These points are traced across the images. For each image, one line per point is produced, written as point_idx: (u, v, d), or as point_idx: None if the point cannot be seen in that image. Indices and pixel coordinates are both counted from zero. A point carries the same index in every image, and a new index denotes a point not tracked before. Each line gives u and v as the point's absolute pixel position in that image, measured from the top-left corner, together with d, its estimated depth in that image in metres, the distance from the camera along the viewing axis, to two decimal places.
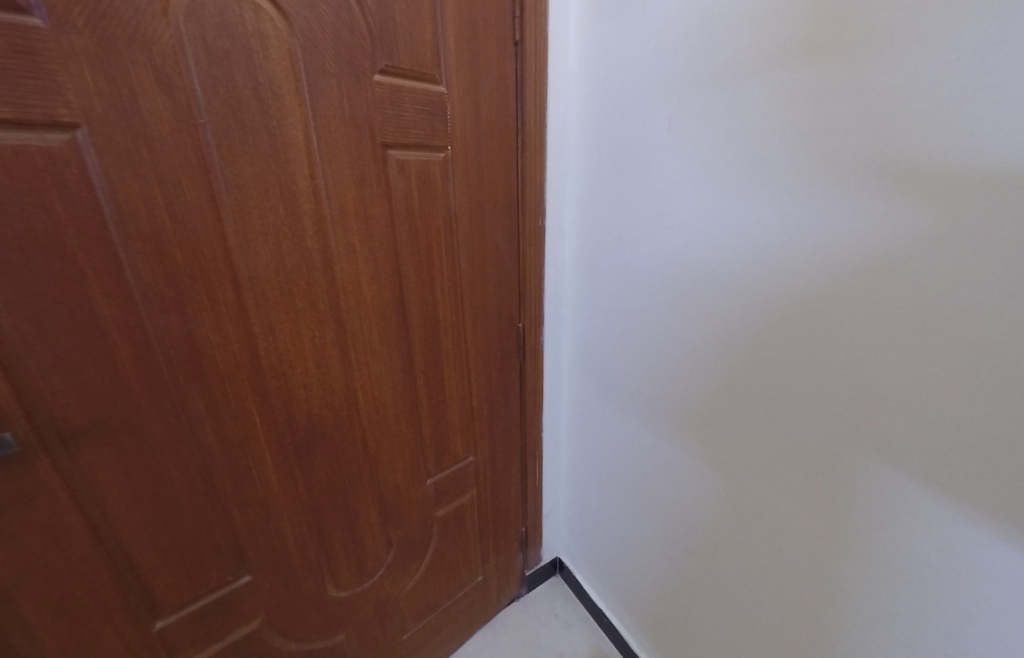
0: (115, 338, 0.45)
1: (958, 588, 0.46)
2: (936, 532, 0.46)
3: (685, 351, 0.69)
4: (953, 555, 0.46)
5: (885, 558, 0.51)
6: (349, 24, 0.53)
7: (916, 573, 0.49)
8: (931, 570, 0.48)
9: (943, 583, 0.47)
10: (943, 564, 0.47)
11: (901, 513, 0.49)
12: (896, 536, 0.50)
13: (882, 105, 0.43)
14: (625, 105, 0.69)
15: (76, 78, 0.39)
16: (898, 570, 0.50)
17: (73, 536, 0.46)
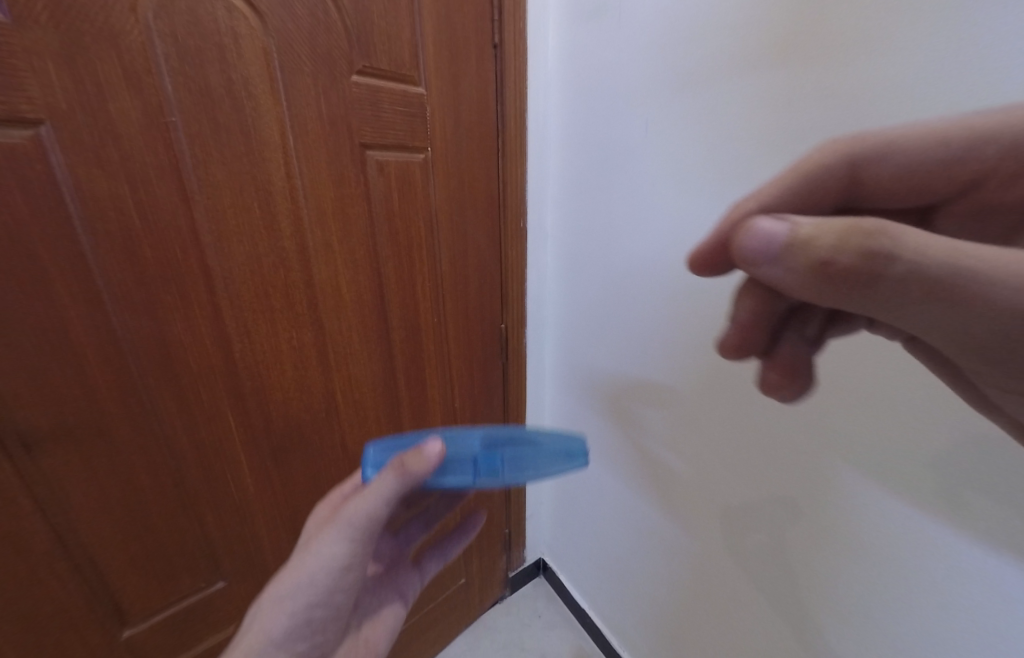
0: (82, 340, 0.44)
1: (925, 584, 0.47)
2: (901, 527, 0.48)
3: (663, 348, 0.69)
4: (917, 550, 0.47)
5: (856, 555, 0.52)
6: (326, 24, 0.52)
7: (883, 567, 0.50)
8: (897, 565, 0.49)
9: (912, 579, 0.48)
10: (910, 560, 0.48)
11: (867, 509, 0.50)
12: (863, 531, 0.51)
13: (851, 110, 0.44)
14: (604, 108, 0.70)
15: (39, 73, 0.38)
16: (867, 566, 0.51)
17: (37, 542, 0.45)
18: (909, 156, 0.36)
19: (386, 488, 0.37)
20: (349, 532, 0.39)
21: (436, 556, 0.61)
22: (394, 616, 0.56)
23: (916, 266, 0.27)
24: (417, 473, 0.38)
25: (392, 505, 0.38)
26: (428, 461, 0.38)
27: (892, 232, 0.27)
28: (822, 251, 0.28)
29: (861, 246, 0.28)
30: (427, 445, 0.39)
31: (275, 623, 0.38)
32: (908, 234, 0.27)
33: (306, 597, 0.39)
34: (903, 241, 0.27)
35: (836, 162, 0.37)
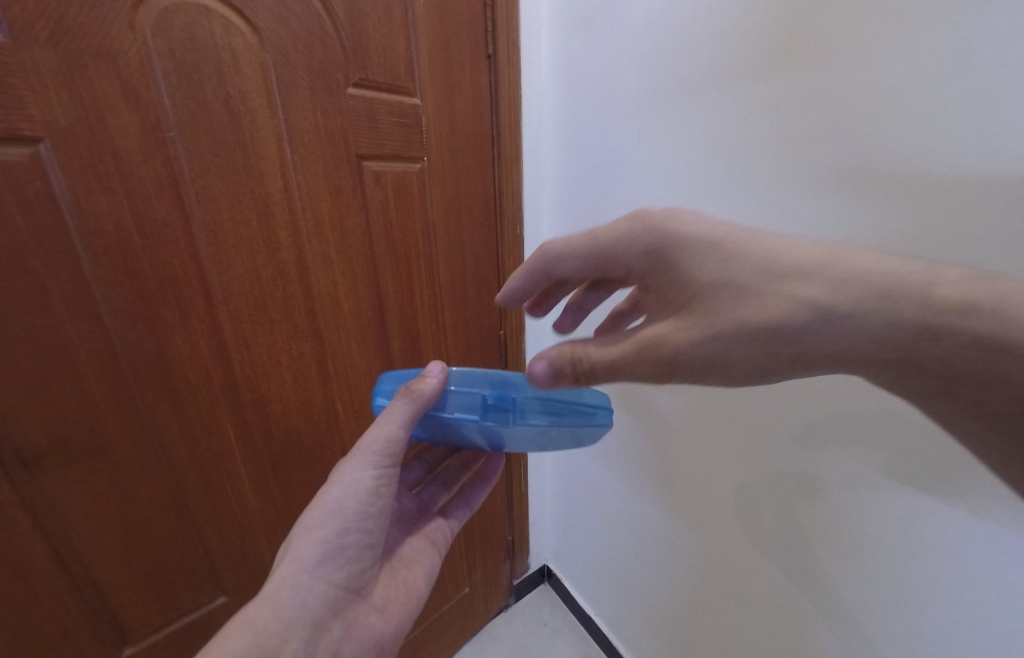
0: (81, 356, 0.44)
1: (929, 578, 0.48)
2: (900, 523, 0.48)
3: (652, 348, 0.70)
4: (918, 544, 0.47)
5: (858, 551, 0.53)
6: (321, 38, 0.53)
7: (886, 563, 0.50)
8: (900, 560, 0.49)
9: (915, 573, 0.49)
10: (911, 554, 0.48)
11: (867, 506, 0.50)
12: (864, 528, 0.51)
13: (841, 114, 0.45)
14: (597, 115, 0.71)
15: (38, 92, 0.38)
16: (870, 562, 0.52)
17: (35, 561, 0.44)
18: (583, 258, 0.42)
19: (398, 406, 0.39)
20: (370, 459, 0.41)
21: (463, 505, 0.63)
22: (428, 560, 0.55)
23: (600, 369, 0.37)
24: (425, 394, 0.39)
25: (406, 424, 0.40)
26: (433, 381, 0.40)
27: (582, 353, 0.38)
28: (568, 378, 0.38)
29: (570, 362, 0.38)
30: (428, 368, 0.41)
31: (307, 550, 0.41)
32: (592, 345, 0.38)
33: (337, 524, 0.42)
34: (588, 351, 0.38)
35: (535, 266, 0.46)
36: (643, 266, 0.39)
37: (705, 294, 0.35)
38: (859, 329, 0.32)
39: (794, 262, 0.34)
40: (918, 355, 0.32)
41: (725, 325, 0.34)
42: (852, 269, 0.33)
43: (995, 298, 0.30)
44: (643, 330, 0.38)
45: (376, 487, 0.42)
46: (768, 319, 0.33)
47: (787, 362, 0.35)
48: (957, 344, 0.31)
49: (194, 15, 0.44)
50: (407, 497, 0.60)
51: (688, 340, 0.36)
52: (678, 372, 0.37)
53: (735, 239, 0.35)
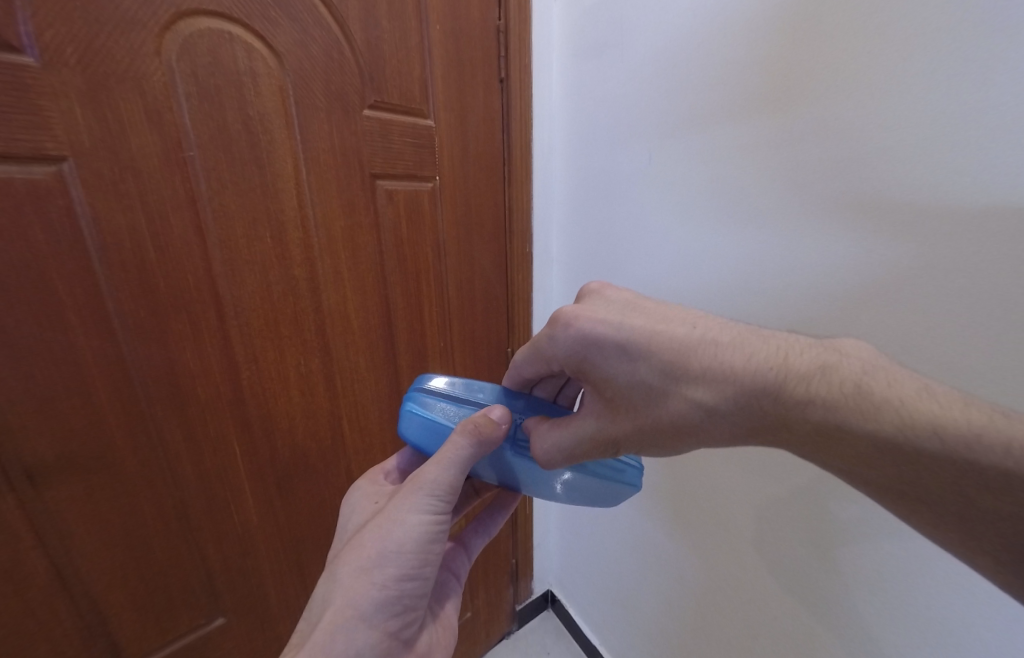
0: (93, 370, 0.44)
1: (948, 611, 0.46)
2: (917, 552, 0.47)
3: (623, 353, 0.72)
4: (937, 576, 0.46)
5: (872, 582, 0.51)
6: (339, 61, 0.54)
7: (905, 595, 0.49)
8: (918, 592, 0.48)
9: (932, 605, 0.47)
10: (931, 587, 0.47)
11: (884, 537, 0.49)
12: (881, 558, 0.50)
13: (853, 143, 0.45)
14: (606, 138, 0.71)
15: (66, 113, 0.40)
16: (886, 594, 0.50)
17: (35, 578, 0.44)
18: (539, 365, 0.46)
19: (462, 441, 0.42)
20: (431, 498, 0.42)
21: (480, 529, 0.63)
22: (453, 592, 0.56)
23: (557, 459, 0.43)
24: (491, 433, 0.43)
25: (468, 462, 0.42)
26: (498, 425, 0.43)
27: (541, 444, 0.44)
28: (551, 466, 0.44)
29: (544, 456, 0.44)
30: (489, 412, 0.45)
31: (367, 594, 0.39)
32: (548, 434, 0.44)
33: (396, 568, 0.41)
34: (546, 441, 0.43)
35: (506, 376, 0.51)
36: (575, 371, 0.43)
37: (626, 395, 0.41)
38: (739, 418, 0.38)
39: (689, 364, 0.39)
40: (777, 430, 0.38)
41: (645, 419, 0.41)
42: (735, 362, 0.38)
43: (824, 396, 0.36)
44: (587, 423, 0.43)
45: (435, 527, 0.42)
46: (670, 413, 0.39)
47: (692, 440, 0.41)
48: (803, 429, 0.37)
49: (218, 41, 0.46)
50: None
51: (624, 429, 0.42)
52: (616, 451, 0.43)
53: (639, 346, 0.40)
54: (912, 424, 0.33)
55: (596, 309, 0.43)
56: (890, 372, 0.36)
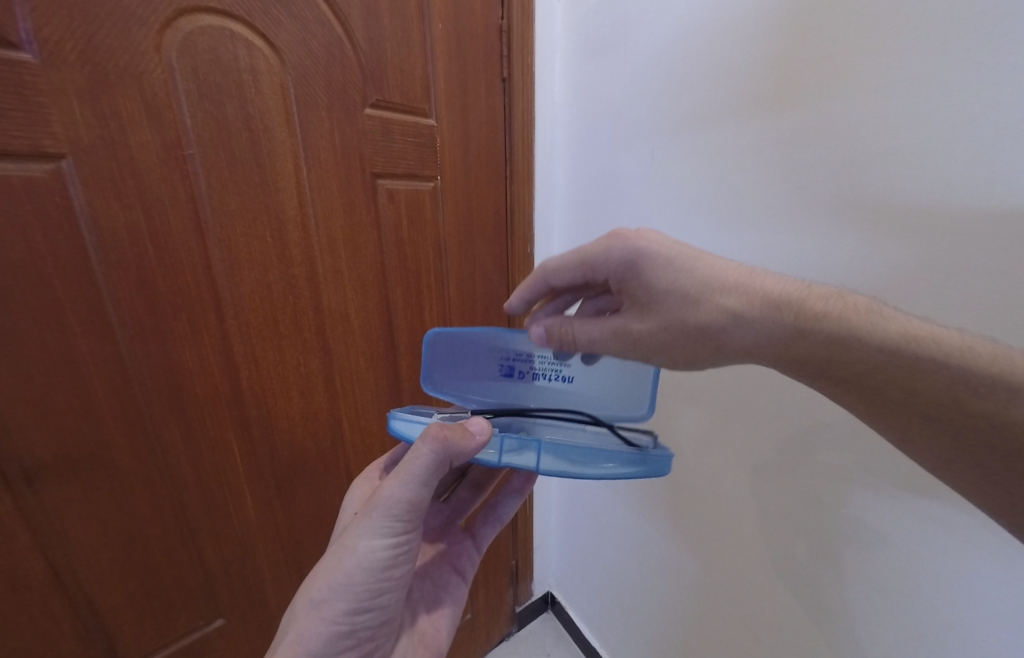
0: (91, 369, 0.44)
1: (949, 613, 0.46)
2: (918, 554, 0.47)
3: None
4: (937, 577, 0.46)
5: (872, 583, 0.52)
6: (341, 60, 0.54)
7: (906, 597, 0.49)
8: (919, 594, 0.48)
9: (932, 606, 0.47)
10: (931, 588, 0.47)
11: (883, 539, 0.49)
12: (881, 560, 0.50)
13: (857, 144, 0.45)
14: (608, 138, 0.71)
15: (64, 111, 0.39)
16: (885, 594, 0.51)
17: (33, 579, 0.43)
18: (571, 271, 0.47)
19: (425, 458, 0.39)
20: (386, 522, 0.40)
21: (490, 521, 0.63)
22: (455, 587, 0.56)
23: (577, 341, 0.45)
24: (457, 445, 0.40)
25: (427, 480, 0.40)
26: (472, 436, 0.40)
27: (564, 327, 0.44)
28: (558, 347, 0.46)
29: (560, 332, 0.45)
30: (469, 425, 0.42)
31: (317, 630, 0.38)
32: (574, 321, 0.45)
33: (347, 601, 0.39)
34: (570, 327, 0.44)
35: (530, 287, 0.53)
36: (617, 279, 0.45)
37: (660, 301, 0.42)
38: (761, 329, 0.39)
39: (727, 277, 0.40)
40: (792, 341, 0.39)
41: (674, 326, 0.42)
42: (765, 282, 0.40)
43: (839, 310, 0.38)
44: (616, 319, 0.44)
45: (391, 554, 0.41)
46: (698, 320, 0.40)
47: (709, 353, 0.42)
48: (815, 340, 0.38)
49: (219, 38, 0.45)
50: (434, 515, 0.62)
51: (649, 333, 0.43)
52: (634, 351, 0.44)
53: (686, 259, 0.42)
54: (914, 334, 0.35)
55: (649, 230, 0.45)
56: (874, 309, 0.37)
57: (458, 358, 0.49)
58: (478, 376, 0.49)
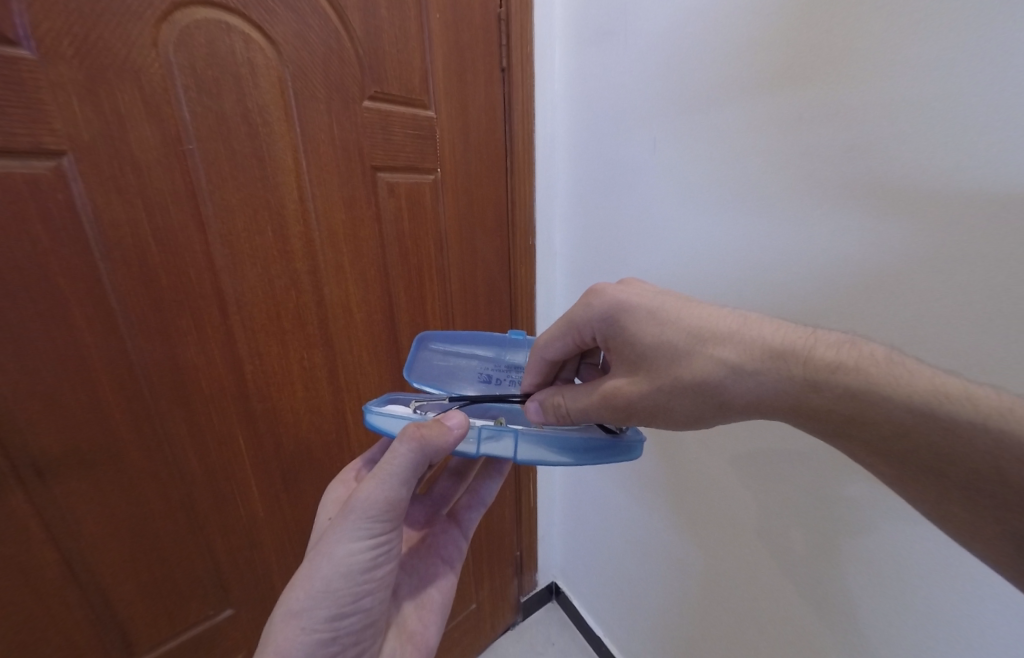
0: (97, 364, 0.44)
1: (951, 601, 0.47)
2: (919, 543, 0.47)
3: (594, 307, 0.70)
4: (938, 566, 0.47)
5: (873, 572, 0.51)
6: (339, 52, 0.54)
7: (907, 585, 0.49)
8: (919, 582, 0.48)
9: (933, 595, 0.48)
10: (932, 577, 0.47)
11: (884, 529, 0.49)
12: (883, 549, 0.50)
13: (863, 129, 0.44)
14: (609, 128, 0.70)
15: (64, 107, 0.39)
16: (887, 584, 0.51)
17: (46, 571, 0.44)
18: (561, 341, 0.47)
19: (402, 458, 0.40)
20: (364, 525, 0.41)
21: (473, 505, 0.64)
22: (443, 576, 0.57)
23: (572, 410, 0.45)
24: (433, 442, 0.41)
25: (403, 480, 0.41)
26: (450, 431, 0.42)
27: (556, 401, 0.46)
28: (548, 416, 0.46)
29: (552, 404, 0.46)
30: (447, 420, 0.43)
31: (297, 640, 0.38)
32: (565, 395, 0.45)
33: (328, 607, 0.40)
34: (563, 401, 0.45)
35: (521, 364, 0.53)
36: (602, 338, 0.45)
37: (649, 357, 0.41)
38: (765, 382, 0.38)
39: (716, 328, 0.40)
40: (807, 397, 0.38)
41: (668, 380, 0.41)
42: (761, 332, 0.40)
43: (856, 358, 0.37)
44: (606, 382, 0.44)
45: (370, 556, 0.42)
46: (697, 375, 0.40)
47: (714, 408, 0.41)
48: (836, 392, 0.37)
49: (216, 31, 0.45)
50: (418, 508, 0.63)
51: (643, 392, 0.42)
52: (633, 416, 0.43)
53: (669, 313, 0.42)
54: (946, 390, 0.34)
55: (632, 285, 0.46)
56: (851, 346, 0.38)
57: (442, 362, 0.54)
58: (456, 380, 0.54)
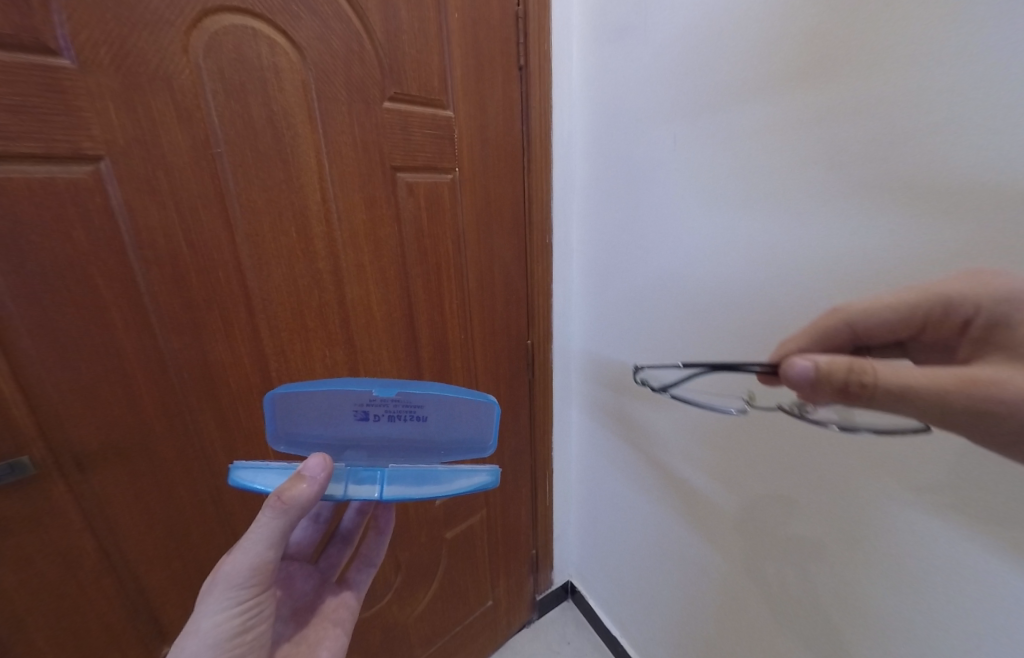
0: (131, 361, 0.46)
1: (986, 612, 0.45)
2: (951, 551, 0.45)
3: (805, 321, 0.53)
4: (971, 575, 0.45)
5: (901, 581, 0.50)
6: (360, 54, 0.54)
7: (936, 594, 0.48)
8: (950, 592, 0.46)
9: (967, 605, 0.46)
10: (963, 587, 0.45)
11: (912, 535, 0.48)
12: (912, 557, 0.48)
13: (895, 123, 0.43)
14: (629, 124, 0.70)
15: (100, 113, 0.41)
16: (916, 593, 0.49)
17: (85, 559, 0.46)
18: (900, 312, 0.39)
19: (266, 525, 0.37)
20: (230, 593, 0.38)
21: (364, 566, 0.59)
22: (334, 642, 0.51)
23: (892, 384, 0.33)
24: (297, 503, 0.37)
25: (270, 544, 0.38)
26: (308, 484, 0.37)
27: (867, 363, 0.34)
28: (835, 383, 0.34)
29: (852, 377, 0.34)
30: (304, 468, 0.38)
31: None
32: (884, 361, 0.34)
33: None
34: (877, 365, 0.34)
35: (837, 327, 0.41)
36: (985, 324, 0.35)
37: None
38: None
39: None
40: None
41: None
42: None
43: None
44: (967, 371, 0.33)
45: (238, 622, 0.39)
46: None
47: None
48: None
49: (243, 37, 0.46)
50: (306, 578, 0.55)
51: None
52: (984, 426, 0.32)
53: None
54: None
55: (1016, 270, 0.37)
56: None
57: (300, 414, 0.41)
58: (327, 417, 0.41)
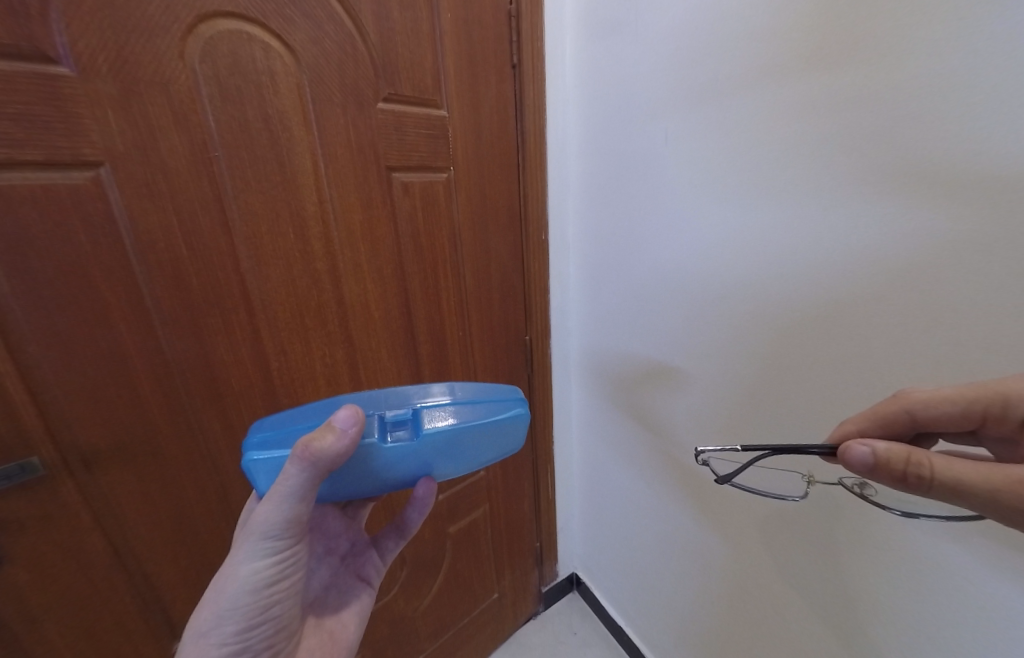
0: (136, 362, 0.47)
1: (974, 583, 0.46)
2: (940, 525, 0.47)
3: (865, 405, 0.51)
4: (960, 548, 0.46)
5: (896, 559, 0.51)
6: (353, 56, 0.55)
7: (927, 569, 0.49)
8: (940, 565, 0.48)
9: (957, 577, 0.47)
10: (953, 559, 0.47)
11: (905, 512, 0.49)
12: (905, 533, 0.50)
13: (884, 111, 0.44)
14: (622, 119, 0.70)
15: (100, 120, 0.42)
16: (908, 568, 0.50)
17: (95, 557, 0.47)
18: (959, 407, 0.40)
19: (294, 477, 0.35)
20: (262, 544, 0.38)
21: (394, 534, 0.59)
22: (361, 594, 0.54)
23: (948, 479, 0.34)
24: (325, 455, 0.35)
25: (300, 499, 0.37)
26: (337, 437, 0.35)
27: (925, 454, 0.35)
28: (892, 470, 0.37)
29: (906, 462, 0.36)
30: (335, 420, 0.36)
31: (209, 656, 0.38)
32: (940, 454, 0.35)
33: (236, 622, 0.39)
34: (934, 458, 0.35)
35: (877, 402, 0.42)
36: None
37: None
38: None
39: None
40: None
41: None
42: None
43: None
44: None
45: (274, 570, 0.40)
46: None
47: None
48: None
49: (237, 42, 0.47)
50: (337, 520, 0.56)
51: None
52: None
53: None
54: None
55: None
56: None
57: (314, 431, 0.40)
58: None
